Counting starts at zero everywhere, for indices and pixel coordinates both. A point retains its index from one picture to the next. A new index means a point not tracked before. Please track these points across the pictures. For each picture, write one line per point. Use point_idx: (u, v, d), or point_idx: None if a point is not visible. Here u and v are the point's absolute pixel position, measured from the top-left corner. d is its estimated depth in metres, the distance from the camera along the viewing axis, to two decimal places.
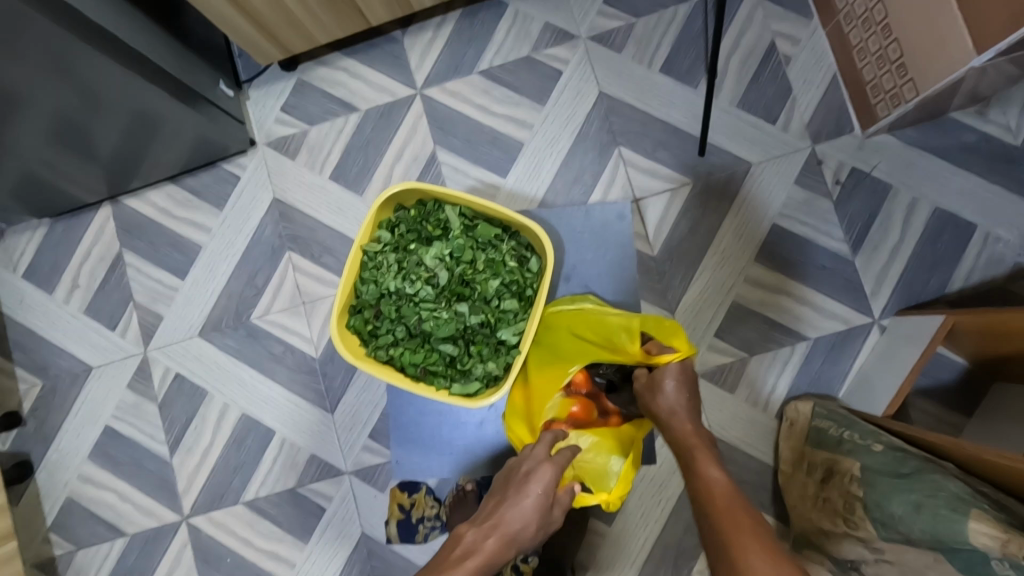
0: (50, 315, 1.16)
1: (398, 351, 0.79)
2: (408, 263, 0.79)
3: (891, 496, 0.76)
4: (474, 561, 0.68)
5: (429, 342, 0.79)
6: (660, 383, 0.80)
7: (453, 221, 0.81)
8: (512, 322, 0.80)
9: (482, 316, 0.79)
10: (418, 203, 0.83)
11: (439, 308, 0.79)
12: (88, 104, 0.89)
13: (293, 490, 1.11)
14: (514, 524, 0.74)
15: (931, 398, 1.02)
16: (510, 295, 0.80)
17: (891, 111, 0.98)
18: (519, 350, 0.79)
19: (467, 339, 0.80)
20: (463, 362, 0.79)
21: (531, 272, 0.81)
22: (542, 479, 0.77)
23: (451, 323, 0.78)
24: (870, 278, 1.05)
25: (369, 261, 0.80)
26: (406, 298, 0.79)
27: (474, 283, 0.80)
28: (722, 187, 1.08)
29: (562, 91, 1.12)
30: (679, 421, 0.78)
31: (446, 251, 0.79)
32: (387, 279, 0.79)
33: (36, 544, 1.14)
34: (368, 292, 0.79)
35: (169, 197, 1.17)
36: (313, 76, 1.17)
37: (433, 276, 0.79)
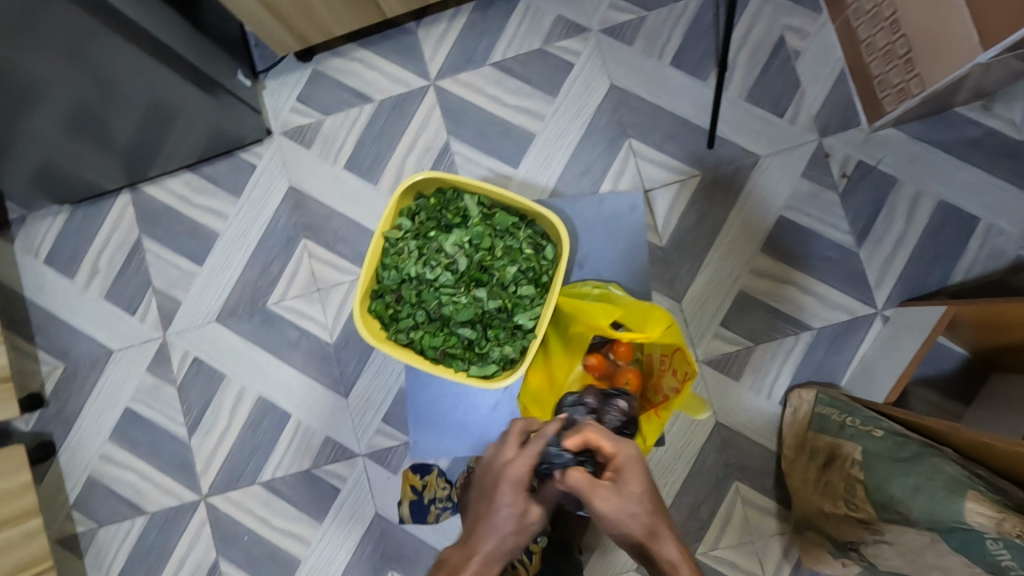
0: (71, 300, 1.19)
1: (418, 334, 0.81)
2: (429, 249, 0.81)
3: (890, 478, 0.79)
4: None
5: (448, 326, 0.82)
6: (636, 508, 0.69)
7: (472, 209, 0.83)
8: (529, 307, 0.82)
9: (500, 301, 0.81)
10: (437, 191, 0.85)
11: (458, 293, 0.81)
12: (104, 93, 0.91)
13: (308, 471, 1.14)
14: (491, 543, 0.70)
15: (931, 387, 1.05)
16: (527, 282, 0.82)
17: (898, 106, 1.00)
18: (535, 334, 0.81)
19: (485, 323, 0.82)
20: (481, 345, 0.81)
21: (547, 259, 0.84)
22: (515, 484, 0.72)
23: (470, 307, 0.81)
24: (874, 269, 1.07)
25: (390, 247, 0.82)
26: (426, 284, 0.82)
27: (492, 269, 0.82)
28: (729, 178, 1.10)
29: (573, 83, 1.13)
30: (668, 545, 0.69)
31: (466, 238, 0.82)
32: (407, 265, 0.81)
33: (59, 521, 1.17)
34: (389, 277, 0.82)
35: (187, 184, 1.19)
36: (328, 67, 1.19)
37: (453, 262, 0.81)
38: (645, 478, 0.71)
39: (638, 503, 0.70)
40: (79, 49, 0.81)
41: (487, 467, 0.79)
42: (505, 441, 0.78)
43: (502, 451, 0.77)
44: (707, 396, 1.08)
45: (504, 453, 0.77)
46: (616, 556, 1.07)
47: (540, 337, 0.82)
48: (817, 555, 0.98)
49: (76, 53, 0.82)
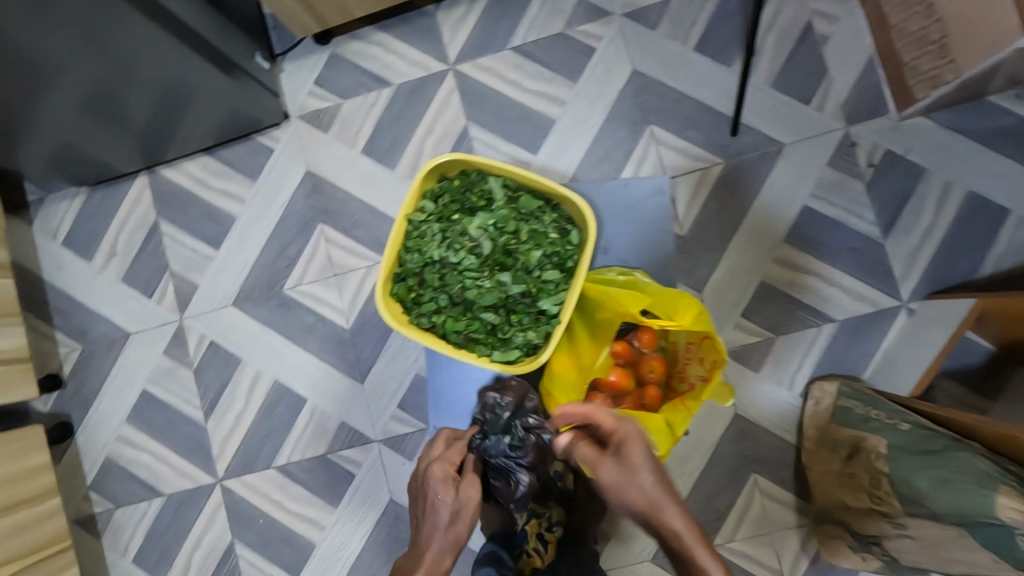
0: (89, 282, 1.19)
1: (441, 318, 0.81)
2: (452, 232, 0.80)
3: (915, 471, 0.77)
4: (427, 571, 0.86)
5: (471, 311, 0.81)
6: (638, 478, 0.74)
7: (497, 192, 0.83)
8: (553, 292, 0.81)
9: (524, 286, 0.80)
10: (460, 173, 0.85)
11: (482, 277, 0.80)
12: (122, 76, 0.90)
13: (323, 456, 1.14)
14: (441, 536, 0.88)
15: (954, 380, 1.01)
16: (552, 266, 0.81)
17: (929, 93, 0.98)
18: (560, 320, 0.80)
19: (508, 308, 0.81)
20: (504, 330, 0.81)
21: (573, 244, 0.83)
22: (444, 486, 0.91)
23: (494, 292, 0.79)
24: (899, 261, 1.05)
25: (413, 230, 0.82)
26: (450, 267, 0.81)
27: (517, 253, 0.81)
28: (753, 166, 1.08)
29: (594, 67, 1.12)
30: (669, 512, 0.74)
31: (491, 221, 0.81)
32: (431, 248, 0.80)
33: (77, 501, 1.18)
34: (412, 260, 0.81)
35: (205, 167, 1.19)
36: (347, 49, 1.17)
37: (477, 245, 0.80)
38: (646, 452, 0.75)
39: (645, 478, 0.74)
40: (101, 33, 0.80)
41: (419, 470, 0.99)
42: (432, 444, 0.97)
43: (431, 453, 0.96)
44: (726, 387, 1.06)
45: (432, 454, 0.96)
46: (633, 544, 1.07)
47: (564, 323, 0.81)
48: (835, 548, 0.97)
49: (98, 37, 0.81)
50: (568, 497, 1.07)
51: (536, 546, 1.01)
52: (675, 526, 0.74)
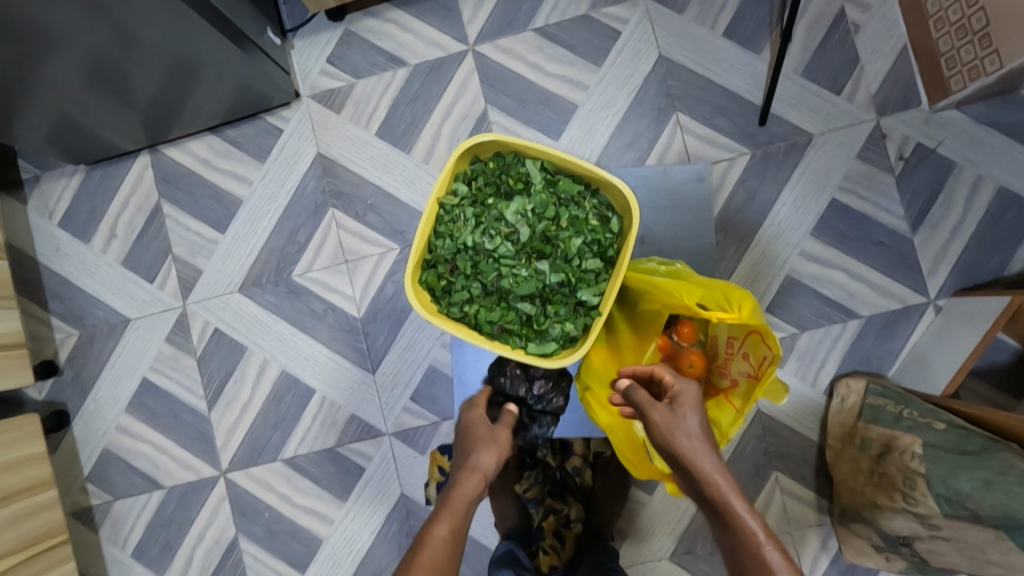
0: (87, 265, 1.14)
1: (473, 309, 0.78)
2: (487, 217, 0.77)
3: (954, 472, 0.76)
4: (463, 492, 0.71)
5: (506, 301, 0.78)
6: (688, 428, 0.67)
7: (534, 175, 0.78)
8: (593, 283, 0.79)
9: (563, 275, 0.77)
10: (494, 155, 0.81)
11: (519, 265, 0.77)
12: (127, 47, 0.85)
13: (332, 449, 1.11)
14: (485, 460, 0.76)
15: (982, 379, 0.99)
16: (592, 255, 0.78)
17: (966, 85, 0.95)
18: (600, 312, 0.77)
19: (545, 298, 0.78)
20: (540, 322, 0.78)
21: (614, 232, 0.79)
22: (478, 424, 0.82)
23: (532, 281, 0.76)
24: (928, 256, 1.03)
25: (445, 215, 0.79)
26: (484, 254, 0.77)
27: (556, 241, 0.78)
28: (781, 156, 1.05)
29: (620, 51, 1.08)
30: (710, 462, 0.66)
31: (528, 206, 0.77)
32: (464, 233, 0.77)
33: (73, 493, 1.14)
34: (443, 246, 0.78)
35: (211, 148, 1.14)
36: (361, 27, 1.13)
37: (514, 232, 0.77)
38: (698, 406, 0.70)
39: (692, 425, 0.68)
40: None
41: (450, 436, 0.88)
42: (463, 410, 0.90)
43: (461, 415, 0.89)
44: None
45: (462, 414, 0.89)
46: (650, 541, 1.05)
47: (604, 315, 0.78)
48: (858, 547, 0.95)
49: (103, 2, 0.76)
50: (587, 494, 1.04)
51: (553, 542, 0.97)
52: (710, 474, 0.65)
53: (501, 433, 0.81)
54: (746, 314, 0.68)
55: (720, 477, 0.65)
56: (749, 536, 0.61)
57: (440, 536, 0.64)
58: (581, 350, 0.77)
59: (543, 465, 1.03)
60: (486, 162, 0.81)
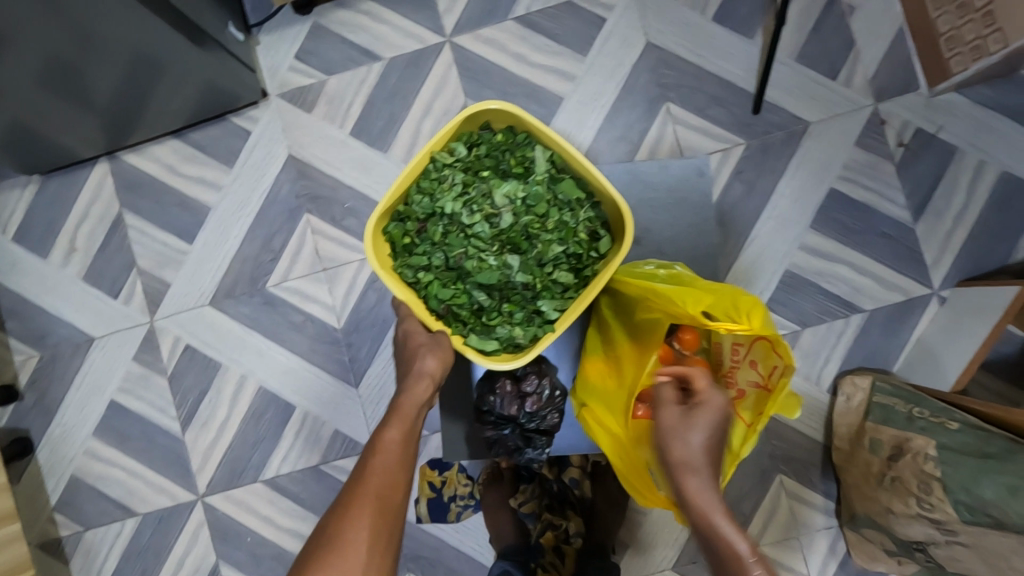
0: (47, 281, 1.07)
1: (427, 278, 0.73)
2: (475, 190, 0.72)
3: (977, 477, 0.72)
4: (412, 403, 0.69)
5: (463, 282, 0.73)
6: (689, 434, 0.64)
7: (539, 164, 0.73)
8: (558, 296, 0.74)
9: (529, 278, 0.72)
10: (507, 128, 0.76)
11: (488, 252, 0.72)
12: (81, 48, 0.78)
13: (317, 467, 1.05)
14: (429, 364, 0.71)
15: (993, 373, 0.96)
16: (566, 268, 0.74)
17: (968, 66, 0.91)
18: (554, 328, 0.72)
19: (503, 295, 0.73)
20: (490, 316, 0.73)
21: (598, 252, 0.74)
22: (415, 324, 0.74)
23: (495, 273, 0.71)
24: (932, 246, 0.99)
25: (433, 171, 0.73)
26: (458, 227, 0.72)
27: (534, 240, 0.72)
28: (778, 146, 1.01)
29: (607, 39, 1.02)
30: (699, 479, 0.63)
31: (520, 194, 0.72)
32: (445, 198, 0.72)
33: (40, 524, 1.07)
34: (420, 203, 0.73)
35: (176, 152, 1.07)
36: (332, 19, 1.06)
37: (496, 215, 0.72)
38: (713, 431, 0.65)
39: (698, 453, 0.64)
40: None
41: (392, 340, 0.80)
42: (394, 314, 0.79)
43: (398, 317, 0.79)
44: None
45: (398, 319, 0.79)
46: (653, 552, 1.00)
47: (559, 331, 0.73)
48: (869, 551, 0.91)
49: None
50: (586, 506, 0.98)
51: (553, 559, 0.94)
52: (695, 492, 0.62)
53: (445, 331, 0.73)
54: (756, 324, 0.63)
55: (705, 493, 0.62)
56: (734, 558, 0.58)
57: (391, 442, 0.65)
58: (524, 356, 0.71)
59: (540, 478, 0.99)
60: (496, 132, 0.76)
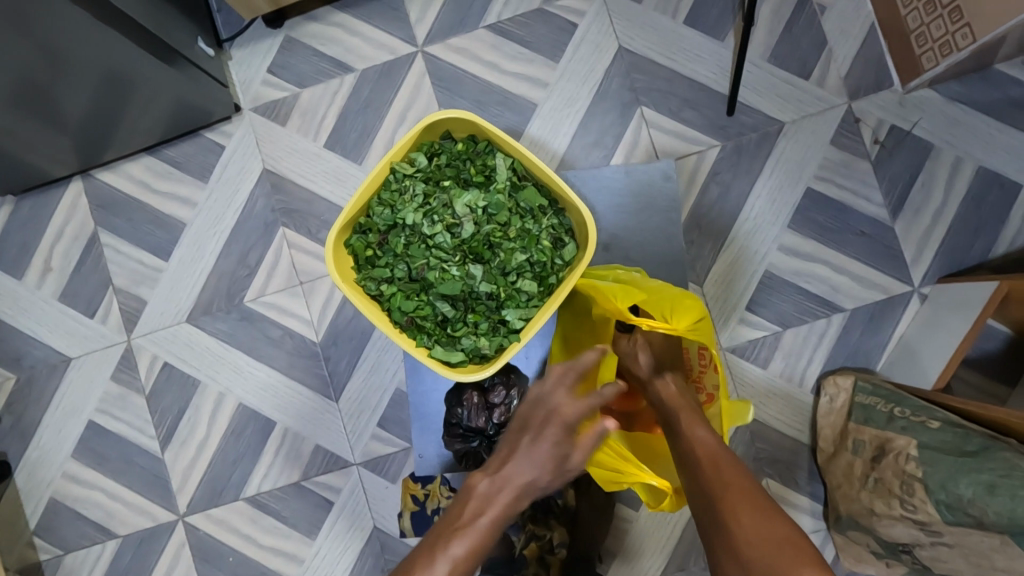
0: (22, 302, 1.06)
1: (391, 290, 0.75)
2: (436, 201, 0.74)
3: (956, 476, 0.71)
4: (490, 518, 0.55)
5: (427, 293, 0.75)
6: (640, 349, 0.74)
7: (500, 172, 0.75)
8: (522, 304, 0.75)
9: (492, 287, 0.74)
10: (468, 137, 0.78)
11: (450, 262, 0.74)
12: (46, 72, 0.78)
13: (298, 484, 1.04)
14: (527, 471, 0.58)
15: (975, 369, 0.95)
16: (530, 276, 0.74)
17: (938, 62, 0.91)
18: (519, 337, 0.74)
19: (468, 305, 0.75)
20: (455, 327, 0.75)
21: (563, 259, 0.76)
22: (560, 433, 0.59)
23: (458, 283, 0.73)
24: (911, 244, 0.99)
25: (394, 182, 0.76)
26: (419, 238, 0.74)
27: (497, 249, 0.74)
28: (753, 147, 1.00)
29: (578, 45, 1.02)
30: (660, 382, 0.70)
31: (481, 203, 0.74)
32: (406, 209, 0.74)
33: (19, 549, 1.05)
34: (381, 215, 0.75)
35: (149, 169, 1.06)
36: (303, 32, 1.06)
37: (457, 225, 0.74)
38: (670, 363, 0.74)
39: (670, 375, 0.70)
40: (25, 13, 0.67)
41: (530, 403, 0.64)
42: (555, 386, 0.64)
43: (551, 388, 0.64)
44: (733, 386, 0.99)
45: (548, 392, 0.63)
46: (642, 558, 0.99)
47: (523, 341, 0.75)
48: (856, 553, 0.90)
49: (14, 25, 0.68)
50: (571, 515, 0.96)
51: (537, 570, 0.90)
52: (669, 396, 0.68)
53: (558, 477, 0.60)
54: (679, 322, 0.69)
55: (668, 392, 0.69)
56: (699, 450, 0.62)
57: None
58: (486, 371, 0.73)
59: None
60: (457, 141, 0.78)
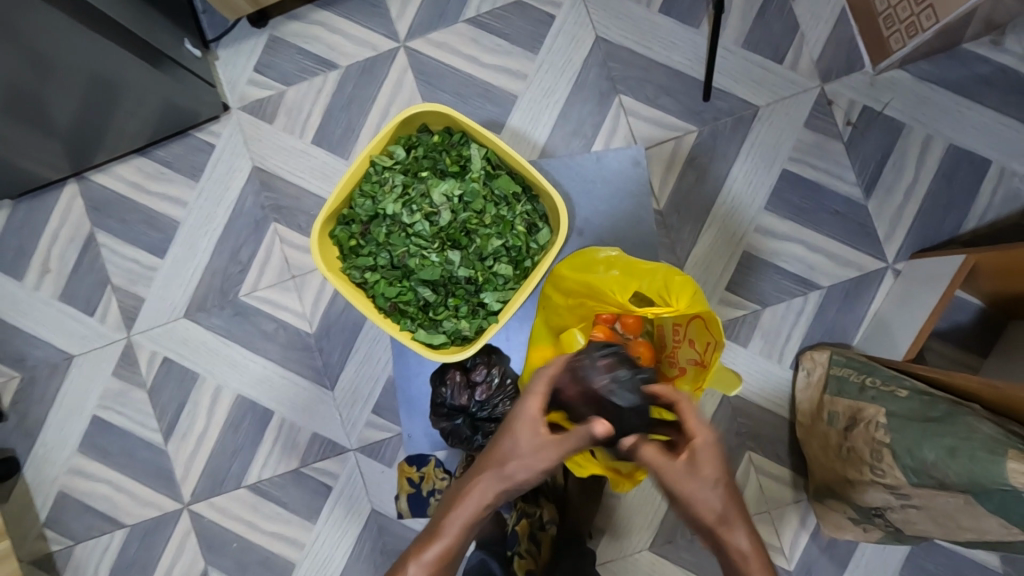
0: (22, 304, 1.09)
1: (375, 277, 0.79)
2: (414, 191, 0.78)
3: (921, 441, 0.74)
4: (464, 521, 0.67)
5: (408, 280, 0.79)
6: (710, 488, 0.64)
7: (474, 161, 0.80)
8: (499, 288, 0.80)
9: (470, 271, 0.79)
10: (443, 128, 0.82)
11: (430, 249, 0.78)
12: (37, 77, 0.80)
13: (297, 471, 1.07)
14: (506, 470, 0.68)
15: (947, 341, 0.98)
16: (506, 260, 0.80)
17: (906, 43, 0.93)
18: (497, 318, 0.79)
19: (448, 289, 0.80)
20: (436, 311, 0.80)
21: (537, 243, 0.81)
22: (524, 425, 0.68)
23: (438, 268, 0.78)
24: (884, 221, 1.02)
25: (374, 174, 0.80)
26: (399, 227, 0.78)
27: (474, 235, 0.79)
28: (729, 131, 1.03)
29: (556, 36, 1.04)
30: (734, 532, 0.64)
31: (457, 191, 0.78)
32: (386, 200, 0.78)
33: (30, 541, 1.09)
34: (363, 206, 0.79)
35: (140, 170, 1.09)
36: (287, 31, 1.08)
37: (435, 213, 0.78)
38: (722, 465, 0.65)
39: (712, 485, 0.64)
40: (13, 20, 0.69)
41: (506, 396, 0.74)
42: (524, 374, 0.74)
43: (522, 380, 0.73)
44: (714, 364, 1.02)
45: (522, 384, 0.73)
46: (629, 535, 1.03)
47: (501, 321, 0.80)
48: (836, 521, 0.93)
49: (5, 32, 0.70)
50: (560, 494, 1.02)
51: (529, 547, 0.94)
52: (744, 556, 0.64)
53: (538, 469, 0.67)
54: (680, 306, 0.73)
55: (746, 548, 0.64)
56: None
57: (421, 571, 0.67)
58: (469, 350, 0.78)
59: None
60: (433, 133, 0.83)
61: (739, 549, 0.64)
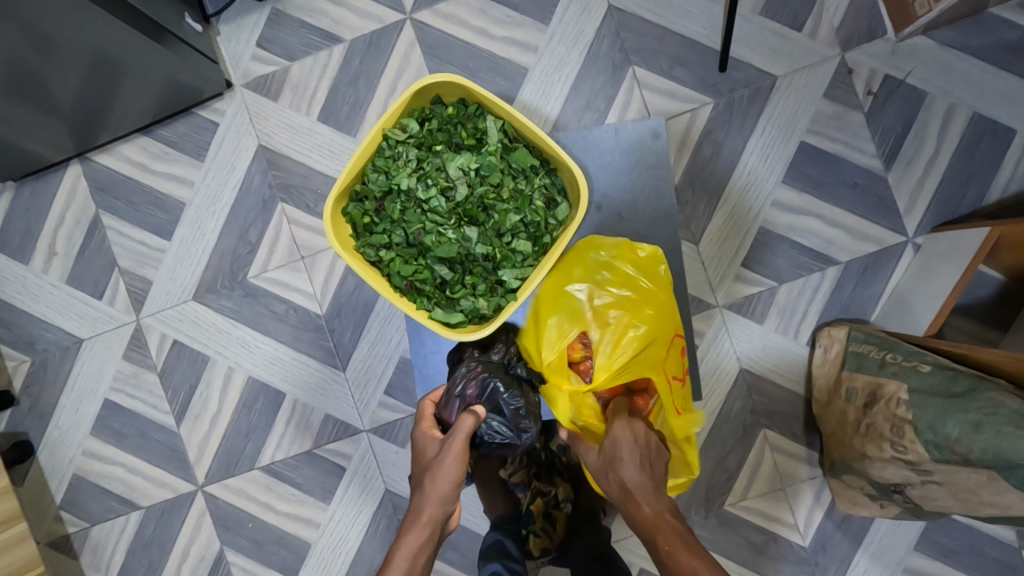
0: (30, 288, 1.08)
1: (390, 255, 0.78)
2: (429, 165, 0.77)
3: (943, 416, 0.73)
4: (409, 541, 0.73)
5: (424, 258, 0.78)
6: (619, 461, 0.75)
7: (490, 134, 0.78)
8: (518, 265, 0.79)
9: (488, 248, 0.77)
10: (458, 100, 0.80)
11: (446, 225, 0.77)
12: (38, 56, 0.77)
13: (310, 452, 1.07)
14: (428, 483, 0.76)
15: (966, 316, 0.97)
16: (525, 236, 0.78)
17: (931, 9, 0.90)
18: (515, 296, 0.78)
19: (466, 267, 0.79)
20: (453, 289, 0.79)
21: (555, 218, 0.80)
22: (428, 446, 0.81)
23: (455, 245, 0.77)
24: (903, 195, 0.99)
25: (388, 149, 0.78)
26: (415, 203, 0.77)
27: (492, 210, 0.78)
28: (746, 103, 1.00)
29: (567, 6, 1.01)
30: (640, 505, 0.71)
31: (474, 164, 0.77)
32: (401, 174, 0.77)
33: (47, 523, 1.10)
34: (376, 181, 0.78)
35: (145, 150, 1.07)
36: (290, 4, 1.05)
37: (451, 188, 0.77)
38: (629, 444, 0.75)
39: (621, 457, 0.74)
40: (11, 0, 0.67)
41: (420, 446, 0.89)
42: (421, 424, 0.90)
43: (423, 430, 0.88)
44: (730, 343, 1.01)
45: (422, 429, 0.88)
46: None
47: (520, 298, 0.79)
48: (852, 497, 0.93)
49: (8, 10, 0.68)
50: (575, 471, 1.01)
51: (543, 525, 0.95)
52: (650, 523, 0.69)
53: (452, 460, 0.76)
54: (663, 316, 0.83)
55: (649, 515, 0.70)
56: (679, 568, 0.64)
57: None
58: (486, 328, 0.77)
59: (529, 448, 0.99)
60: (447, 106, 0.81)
61: (646, 519, 0.70)
